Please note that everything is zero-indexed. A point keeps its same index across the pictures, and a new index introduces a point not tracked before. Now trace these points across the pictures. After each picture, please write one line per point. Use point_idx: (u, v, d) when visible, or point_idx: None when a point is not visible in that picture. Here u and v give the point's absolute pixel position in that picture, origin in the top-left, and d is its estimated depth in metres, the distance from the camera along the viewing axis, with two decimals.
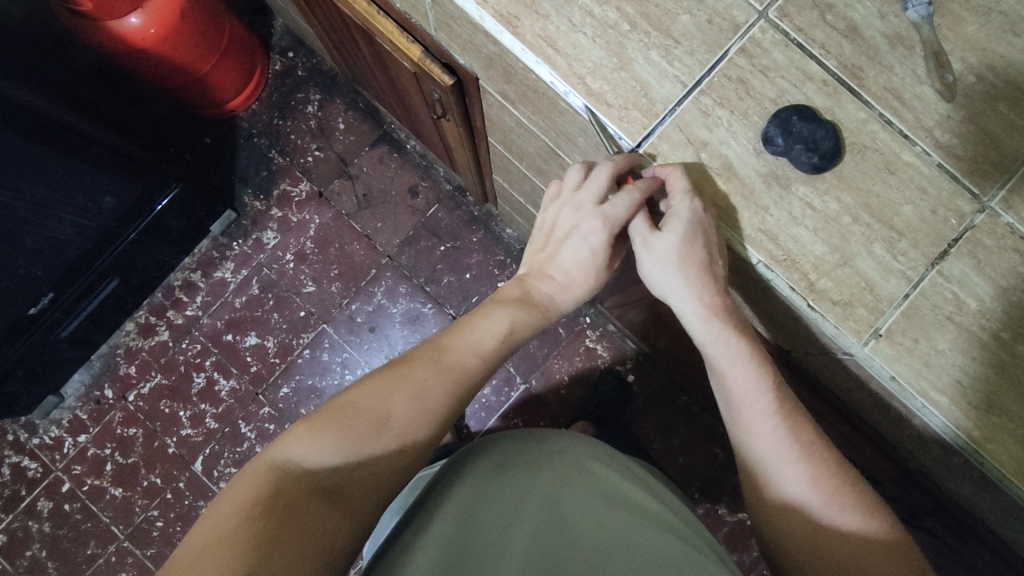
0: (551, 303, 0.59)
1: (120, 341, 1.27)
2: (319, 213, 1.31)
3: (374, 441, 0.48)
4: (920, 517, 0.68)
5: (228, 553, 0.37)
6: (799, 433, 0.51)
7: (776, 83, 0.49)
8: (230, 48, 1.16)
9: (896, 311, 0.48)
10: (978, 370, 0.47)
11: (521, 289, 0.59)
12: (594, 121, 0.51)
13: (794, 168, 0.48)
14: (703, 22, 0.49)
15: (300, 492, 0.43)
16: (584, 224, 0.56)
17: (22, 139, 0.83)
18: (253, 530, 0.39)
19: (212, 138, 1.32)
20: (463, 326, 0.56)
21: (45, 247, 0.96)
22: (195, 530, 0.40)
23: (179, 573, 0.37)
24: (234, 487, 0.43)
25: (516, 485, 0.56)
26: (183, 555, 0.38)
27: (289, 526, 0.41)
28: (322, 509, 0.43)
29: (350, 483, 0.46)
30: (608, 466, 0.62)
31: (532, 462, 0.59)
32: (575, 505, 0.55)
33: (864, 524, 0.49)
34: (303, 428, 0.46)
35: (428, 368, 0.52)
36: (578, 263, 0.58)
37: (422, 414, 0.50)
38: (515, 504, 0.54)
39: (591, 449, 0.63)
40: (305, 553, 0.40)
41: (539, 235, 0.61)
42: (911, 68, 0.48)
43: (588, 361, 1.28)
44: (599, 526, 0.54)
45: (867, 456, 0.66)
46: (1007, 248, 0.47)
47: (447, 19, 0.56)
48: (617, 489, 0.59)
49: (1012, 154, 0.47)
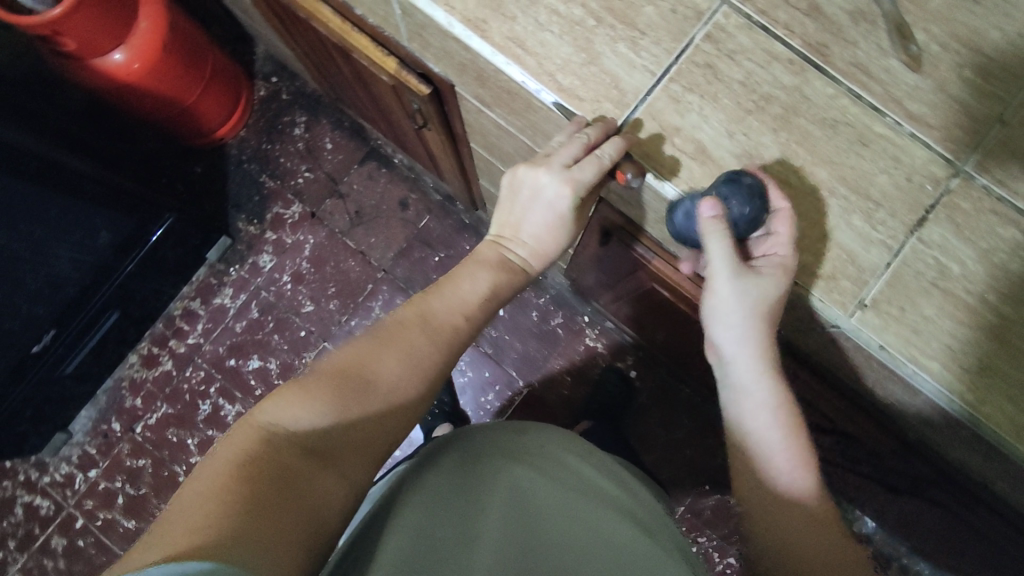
0: (527, 266, 0.62)
1: (124, 374, 1.28)
2: (313, 233, 1.32)
3: (361, 404, 0.49)
4: (925, 488, 0.68)
5: (221, 510, 0.38)
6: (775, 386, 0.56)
7: (743, 66, 0.50)
8: (215, 78, 1.18)
9: (880, 280, 0.48)
10: (968, 334, 0.47)
11: (496, 254, 0.61)
12: (566, 114, 0.53)
13: (767, 147, 0.49)
14: (667, 12, 0.50)
15: (288, 454, 0.44)
16: (550, 189, 0.56)
17: (17, 181, 0.84)
18: (244, 490, 0.40)
19: (203, 167, 1.33)
20: (444, 291, 0.57)
21: (45, 286, 0.97)
22: (183, 491, 0.40)
23: (167, 530, 0.37)
24: (221, 449, 0.43)
25: (491, 477, 0.58)
26: (172, 514, 0.38)
27: (280, 486, 0.41)
28: (311, 470, 0.44)
29: (339, 444, 0.47)
30: (584, 459, 0.66)
31: (510, 456, 0.61)
32: (541, 497, 0.57)
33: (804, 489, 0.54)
34: (292, 391, 0.47)
35: (412, 332, 0.54)
36: (544, 227, 0.60)
37: (410, 374, 0.52)
38: (486, 495, 0.56)
39: (571, 444, 0.68)
40: (297, 512, 0.41)
41: (505, 193, 0.60)
42: (875, 41, 0.49)
43: (590, 360, 1.28)
44: (562, 516, 0.56)
45: (865, 430, 0.66)
46: (985, 210, 0.47)
47: (417, 28, 0.57)
48: (595, 483, 0.62)
49: (981, 118, 0.48)
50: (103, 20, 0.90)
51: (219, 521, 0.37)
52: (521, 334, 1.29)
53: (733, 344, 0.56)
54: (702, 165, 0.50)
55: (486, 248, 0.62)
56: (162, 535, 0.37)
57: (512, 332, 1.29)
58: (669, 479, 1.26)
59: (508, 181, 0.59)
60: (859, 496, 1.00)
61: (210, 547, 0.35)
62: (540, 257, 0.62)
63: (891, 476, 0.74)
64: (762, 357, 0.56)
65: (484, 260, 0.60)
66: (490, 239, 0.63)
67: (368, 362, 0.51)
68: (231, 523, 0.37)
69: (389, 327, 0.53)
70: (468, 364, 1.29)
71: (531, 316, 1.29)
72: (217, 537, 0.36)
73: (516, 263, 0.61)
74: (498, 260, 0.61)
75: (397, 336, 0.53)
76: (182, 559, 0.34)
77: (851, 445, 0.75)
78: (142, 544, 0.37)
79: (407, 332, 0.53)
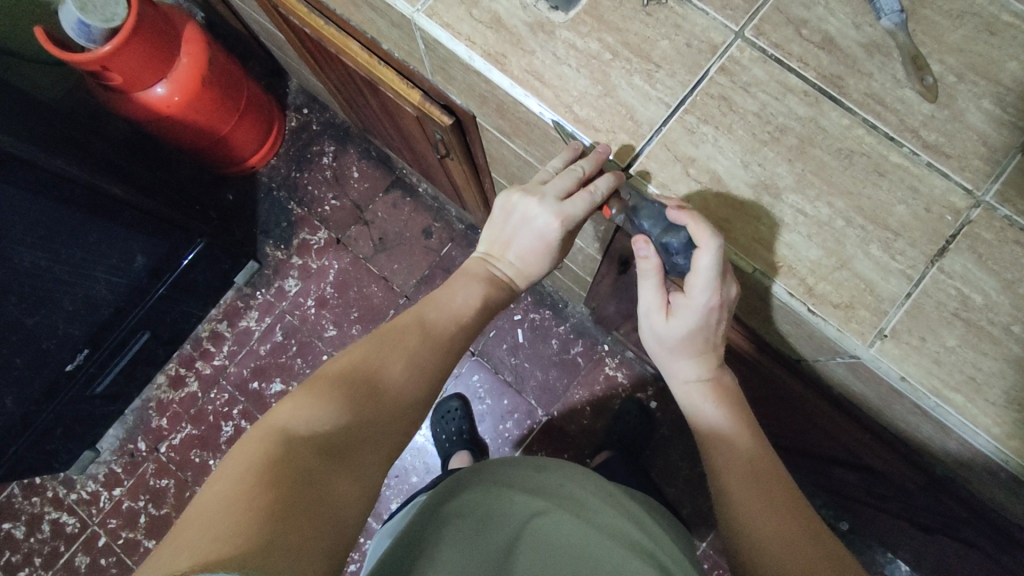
0: (512, 282, 0.65)
1: (152, 395, 1.31)
2: (337, 259, 1.35)
3: (374, 405, 0.51)
4: (958, 528, 0.66)
5: (250, 516, 0.38)
6: (723, 396, 0.63)
7: (757, 97, 0.50)
8: (249, 109, 1.23)
9: (899, 310, 0.48)
10: (993, 366, 0.46)
11: (486, 269, 0.65)
12: (561, 133, 0.54)
13: (782, 177, 0.49)
14: (682, 46, 0.52)
15: (308, 458, 0.44)
16: (540, 220, 0.57)
17: (61, 207, 0.88)
18: (270, 495, 0.40)
19: (235, 195, 1.38)
20: (439, 301, 0.62)
21: (82, 307, 1.01)
22: (206, 498, 0.40)
23: (192, 536, 0.38)
24: (237, 457, 0.44)
25: (513, 508, 0.61)
26: (198, 520, 0.39)
27: (305, 492, 0.42)
28: (332, 472, 0.45)
29: (355, 445, 0.48)
30: (601, 497, 0.66)
31: (530, 489, 0.63)
32: (565, 531, 0.59)
33: (784, 513, 0.55)
34: (304, 396, 0.49)
35: (414, 338, 0.57)
36: (530, 252, 0.62)
37: (418, 377, 0.55)
38: (511, 528, 0.59)
39: (590, 485, 0.67)
40: (325, 516, 0.42)
41: (499, 215, 0.62)
42: (890, 72, 0.50)
43: (609, 389, 1.27)
44: (583, 552, 0.58)
45: (889, 465, 0.64)
46: (1008, 241, 0.47)
47: (440, 62, 0.59)
48: (613, 525, 0.62)
49: (1002, 149, 0.48)
50: (146, 55, 0.95)
51: (250, 528, 0.38)
52: (540, 362, 1.29)
53: (679, 367, 0.63)
54: (717, 194, 0.50)
55: (476, 265, 0.65)
56: (190, 542, 0.37)
57: (532, 360, 1.29)
58: (691, 514, 1.23)
59: (501, 205, 0.61)
60: (891, 538, 0.97)
61: (242, 554, 0.36)
62: (525, 276, 0.65)
63: (921, 515, 0.71)
64: (702, 366, 0.62)
65: (472, 274, 0.64)
66: (478, 255, 0.66)
67: (375, 365, 0.53)
68: (255, 532, 0.38)
69: (393, 332, 0.57)
70: (487, 391, 1.29)
71: (552, 344, 1.29)
72: (251, 547, 0.37)
73: (502, 279, 0.65)
74: (486, 275, 0.64)
75: (400, 341, 0.56)
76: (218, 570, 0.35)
77: (877, 480, 0.73)
78: (168, 550, 0.38)
79: (407, 339, 0.57)
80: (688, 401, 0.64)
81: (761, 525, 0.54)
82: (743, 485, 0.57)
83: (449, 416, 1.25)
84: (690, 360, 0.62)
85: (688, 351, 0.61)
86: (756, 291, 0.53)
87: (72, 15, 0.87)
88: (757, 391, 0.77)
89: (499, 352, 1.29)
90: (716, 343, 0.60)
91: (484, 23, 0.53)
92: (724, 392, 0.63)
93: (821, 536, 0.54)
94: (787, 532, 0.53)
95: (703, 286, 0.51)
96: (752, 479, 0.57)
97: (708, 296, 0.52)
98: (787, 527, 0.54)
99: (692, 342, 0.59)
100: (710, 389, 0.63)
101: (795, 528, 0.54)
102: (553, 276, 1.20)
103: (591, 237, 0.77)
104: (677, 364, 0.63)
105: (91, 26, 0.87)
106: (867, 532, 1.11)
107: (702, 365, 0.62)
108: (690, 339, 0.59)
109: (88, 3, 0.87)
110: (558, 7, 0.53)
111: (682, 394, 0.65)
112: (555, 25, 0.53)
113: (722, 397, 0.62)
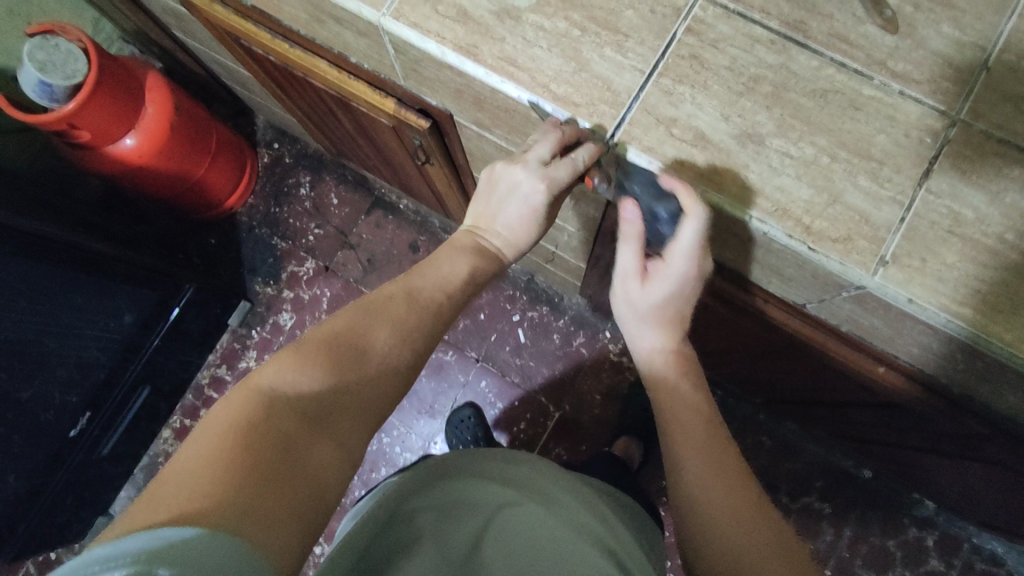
0: (500, 254, 0.64)
1: (159, 450, 1.29)
2: (328, 286, 1.35)
3: (358, 369, 0.51)
4: (983, 448, 0.66)
5: (224, 480, 0.38)
6: (683, 363, 0.64)
7: (727, 52, 0.52)
8: (219, 151, 1.22)
9: (897, 235, 0.48)
10: (992, 276, 0.47)
11: (473, 241, 0.64)
12: (538, 111, 0.54)
13: (763, 124, 0.50)
14: (647, 13, 0.53)
15: (289, 422, 0.44)
16: (525, 186, 0.58)
17: (45, 268, 0.87)
18: (247, 461, 0.40)
19: (217, 238, 1.36)
20: (425, 271, 0.60)
21: (77, 371, 0.99)
22: (182, 452, 0.40)
23: (172, 487, 0.37)
24: (220, 411, 0.43)
25: (480, 497, 0.64)
26: (173, 476, 0.38)
27: (283, 459, 0.42)
28: (311, 440, 0.44)
29: (336, 411, 0.48)
30: (570, 492, 0.68)
31: (498, 479, 0.66)
32: (533, 521, 0.62)
33: (732, 482, 0.54)
34: (292, 357, 0.48)
35: (402, 306, 0.56)
36: (519, 221, 0.62)
37: (402, 345, 0.54)
38: (480, 515, 0.62)
39: (558, 479, 0.70)
40: (298, 487, 0.41)
41: (484, 187, 0.62)
42: (850, 11, 0.51)
43: (617, 375, 1.28)
44: (548, 539, 0.60)
45: (906, 396, 0.64)
46: (988, 154, 0.48)
47: (412, 64, 0.60)
48: (579, 516, 0.65)
49: (967, 69, 0.50)
50: (112, 109, 0.95)
51: (225, 490, 0.37)
52: (544, 358, 1.29)
53: (644, 339, 0.64)
54: (703, 150, 0.51)
55: (463, 237, 0.64)
56: (167, 496, 0.37)
57: (537, 359, 1.29)
58: None
59: (486, 177, 0.61)
60: (917, 476, 0.98)
61: (215, 511, 0.36)
62: (513, 247, 0.64)
63: (944, 443, 0.72)
64: (667, 339, 0.63)
65: (460, 246, 0.63)
66: (465, 228, 0.65)
67: (363, 331, 0.53)
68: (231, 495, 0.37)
69: (378, 300, 0.56)
70: (496, 396, 1.28)
71: (553, 339, 1.29)
72: (222, 506, 0.36)
73: (491, 250, 0.64)
74: (473, 246, 0.63)
75: (387, 309, 0.55)
76: (192, 525, 0.34)
77: (896, 416, 0.74)
78: (143, 501, 0.37)
79: (394, 306, 0.56)
80: (654, 371, 0.64)
81: (717, 503, 0.53)
82: (699, 461, 0.56)
83: (463, 425, 1.22)
84: (656, 327, 0.63)
85: (657, 320, 0.62)
86: (751, 239, 0.53)
87: (32, 77, 0.87)
88: (767, 346, 0.78)
89: (503, 354, 1.29)
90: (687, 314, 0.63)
91: (451, 17, 0.54)
92: (687, 363, 0.64)
93: (772, 518, 0.52)
94: (736, 501, 0.53)
95: (682, 256, 0.56)
96: (710, 456, 0.56)
97: (686, 264, 0.57)
98: (734, 492, 0.53)
99: (664, 311, 0.62)
100: (675, 359, 0.63)
101: (743, 495, 0.53)
102: (546, 270, 1.20)
103: (579, 219, 0.77)
104: (643, 335, 0.64)
105: (53, 85, 0.87)
106: (891, 476, 1.12)
107: (667, 333, 0.63)
108: (660, 308, 0.61)
109: (47, 62, 0.87)
110: None
111: (647, 361, 0.65)
112: (520, 10, 0.54)
113: (682, 365, 0.63)
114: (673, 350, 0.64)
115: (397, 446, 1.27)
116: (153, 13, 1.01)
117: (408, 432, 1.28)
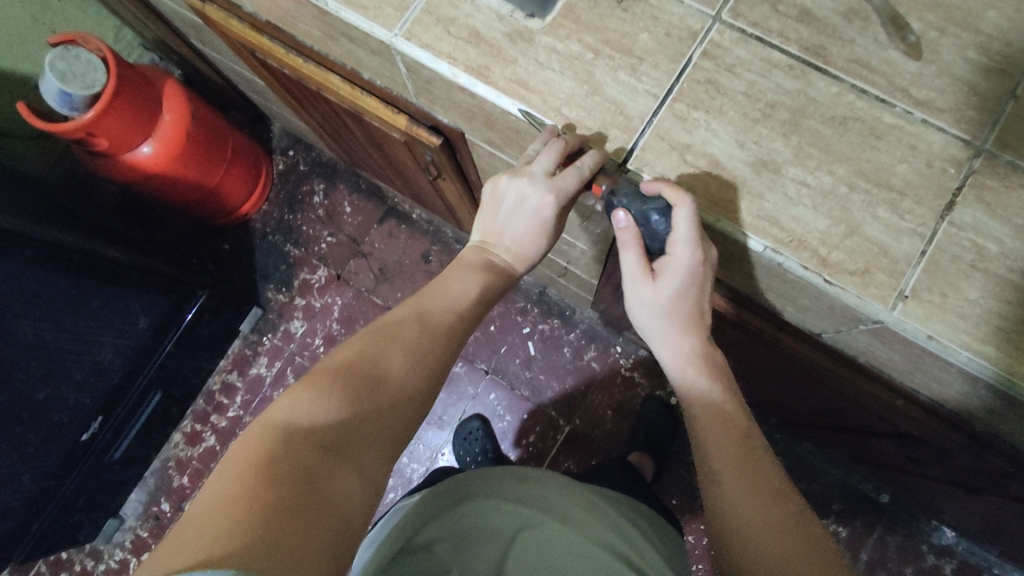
0: (510, 268, 0.64)
1: (170, 454, 1.30)
2: (340, 294, 1.35)
3: (375, 397, 0.50)
4: (1005, 484, 0.64)
5: (248, 517, 0.38)
6: (715, 370, 0.61)
7: (744, 77, 0.50)
8: (235, 159, 1.23)
9: (916, 268, 0.47)
10: (1017, 313, 0.46)
11: (482, 256, 0.63)
12: (536, 124, 0.54)
13: (780, 152, 0.49)
14: (662, 37, 0.52)
15: (307, 454, 0.44)
16: (533, 199, 0.56)
17: (63, 274, 0.88)
18: (269, 495, 0.40)
19: (231, 244, 1.37)
20: (434, 292, 0.60)
21: (91, 375, 1.00)
22: (204, 493, 0.40)
23: (195, 530, 0.37)
24: (238, 450, 0.43)
25: (497, 522, 0.64)
26: (196, 518, 0.38)
27: (306, 492, 0.41)
28: (332, 470, 0.44)
29: (355, 438, 0.47)
30: (587, 510, 0.68)
31: (515, 500, 0.66)
32: (547, 544, 0.62)
33: (767, 498, 0.51)
34: (305, 390, 0.48)
35: (414, 331, 0.56)
36: (527, 233, 0.61)
37: (418, 369, 0.54)
38: (497, 540, 0.62)
39: (569, 494, 0.70)
40: (324, 519, 0.41)
41: (490, 202, 0.61)
42: (872, 36, 0.50)
43: (629, 391, 1.27)
44: (565, 562, 0.61)
45: (925, 428, 0.63)
46: (1014, 185, 0.47)
47: (424, 83, 0.59)
48: (599, 536, 0.64)
49: (993, 98, 0.48)
50: (131, 117, 0.96)
51: (248, 529, 0.37)
52: (555, 371, 1.28)
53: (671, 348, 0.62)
54: (716, 177, 0.50)
55: (471, 253, 0.64)
56: (191, 539, 0.37)
57: (547, 371, 1.28)
58: None
59: (491, 193, 0.60)
60: (937, 505, 0.95)
61: (242, 552, 0.36)
62: (522, 260, 0.64)
63: (964, 476, 0.70)
64: (696, 346, 0.61)
65: (470, 263, 0.63)
66: (474, 245, 0.65)
67: (376, 359, 0.52)
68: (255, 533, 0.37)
69: (389, 324, 0.56)
70: (506, 408, 1.27)
71: (564, 352, 1.28)
72: (248, 547, 0.36)
73: (500, 266, 0.63)
74: (483, 262, 0.63)
75: (398, 333, 0.55)
76: (218, 567, 0.34)
77: (915, 446, 0.72)
78: (169, 548, 0.37)
79: (406, 331, 0.55)
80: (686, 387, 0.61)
81: (749, 514, 0.50)
82: (732, 476, 0.53)
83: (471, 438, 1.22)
84: (681, 333, 0.60)
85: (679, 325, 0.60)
86: (765, 267, 0.52)
87: (52, 86, 0.88)
88: (780, 371, 0.76)
89: (513, 366, 1.28)
90: (704, 313, 0.60)
91: (463, 38, 0.54)
92: (722, 373, 0.61)
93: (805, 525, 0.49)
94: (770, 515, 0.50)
95: (685, 248, 0.51)
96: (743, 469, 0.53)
97: (690, 258, 0.52)
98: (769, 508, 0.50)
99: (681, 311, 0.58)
100: (706, 365, 0.60)
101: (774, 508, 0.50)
102: (557, 283, 1.19)
103: (589, 238, 0.77)
104: (669, 341, 0.61)
105: (72, 94, 0.88)
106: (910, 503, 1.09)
107: (693, 336, 0.60)
108: (676, 306, 0.58)
109: (68, 72, 0.88)
110: (534, 13, 0.53)
111: (677, 375, 0.62)
112: (533, 32, 0.53)
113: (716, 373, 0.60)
114: (702, 354, 0.61)
115: (406, 456, 1.27)
116: (171, 22, 1.01)
117: (416, 443, 1.27)
